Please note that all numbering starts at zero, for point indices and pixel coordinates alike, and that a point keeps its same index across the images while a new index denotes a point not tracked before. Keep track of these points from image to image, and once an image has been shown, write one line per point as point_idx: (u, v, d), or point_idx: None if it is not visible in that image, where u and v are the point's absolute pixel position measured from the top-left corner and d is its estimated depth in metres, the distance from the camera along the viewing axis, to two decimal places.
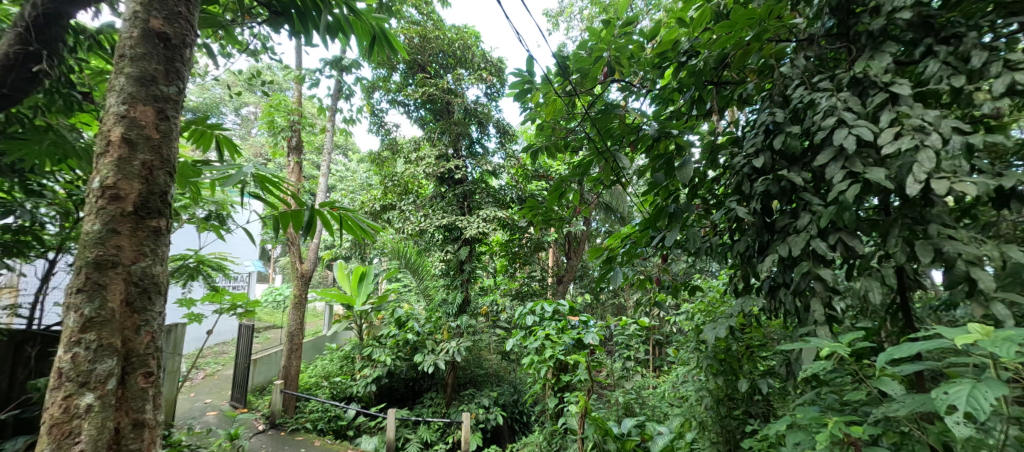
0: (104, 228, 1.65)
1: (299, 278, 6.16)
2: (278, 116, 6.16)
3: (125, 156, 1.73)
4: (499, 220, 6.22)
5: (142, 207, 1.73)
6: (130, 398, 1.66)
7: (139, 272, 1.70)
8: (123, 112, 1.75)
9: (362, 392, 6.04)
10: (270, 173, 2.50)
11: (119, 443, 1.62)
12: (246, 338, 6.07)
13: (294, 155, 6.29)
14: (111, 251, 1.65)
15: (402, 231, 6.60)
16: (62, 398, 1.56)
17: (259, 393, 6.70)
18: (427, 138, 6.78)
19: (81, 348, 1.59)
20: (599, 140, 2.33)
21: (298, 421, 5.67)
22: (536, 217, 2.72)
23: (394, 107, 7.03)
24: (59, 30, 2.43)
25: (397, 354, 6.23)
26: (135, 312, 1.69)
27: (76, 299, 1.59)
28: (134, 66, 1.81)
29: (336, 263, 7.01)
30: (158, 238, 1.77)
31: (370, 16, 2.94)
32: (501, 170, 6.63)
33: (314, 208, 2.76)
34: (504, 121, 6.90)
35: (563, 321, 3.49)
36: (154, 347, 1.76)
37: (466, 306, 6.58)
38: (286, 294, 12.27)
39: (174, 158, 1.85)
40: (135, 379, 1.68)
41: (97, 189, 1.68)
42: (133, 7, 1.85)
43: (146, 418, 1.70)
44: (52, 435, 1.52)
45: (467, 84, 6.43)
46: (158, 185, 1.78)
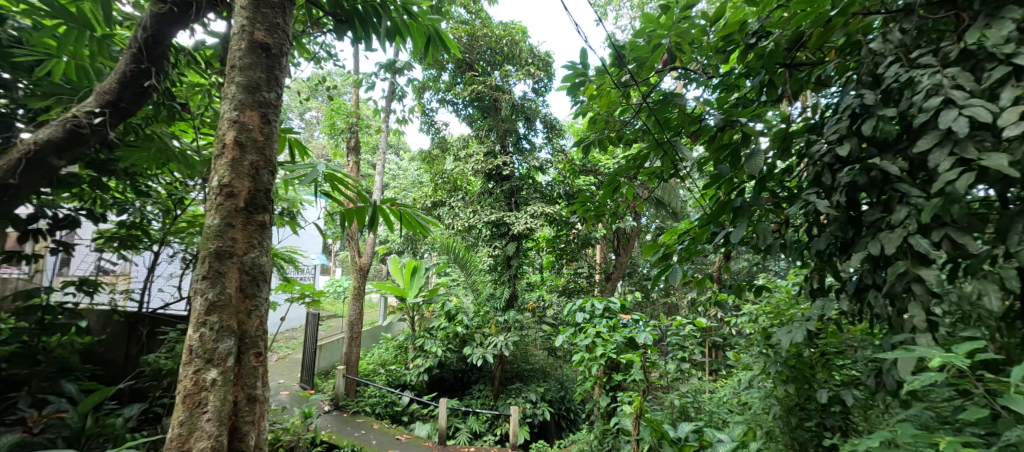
0: (222, 222, 1.79)
1: (358, 271, 6.39)
2: (338, 119, 6.44)
3: (237, 157, 1.85)
4: (547, 215, 6.17)
5: (252, 203, 1.86)
6: (245, 375, 1.79)
7: (250, 261, 1.84)
8: (235, 117, 1.88)
9: (415, 381, 6.22)
10: (341, 174, 2.62)
11: (238, 416, 1.76)
12: (312, 325, 6.36)
13: (352, 155, 6.52)
14: (227, 242, 1.79)
15: (452, 228, 6.71)
16: (193, 373, 1.69)
17: (325, 377, 7.09)
18: (475, 136, 6.83)
19: (206, 328, 1.72)
20: (656, 131, 2.22)
21: (358, 405, 5.91)
22: (587, 213, 2.65)
23: (443, 106, 7.13)
24: (163, 49, 2.64)
25: (447, 346, 6.34)
26: (247, 297, 1.82)
27: (201, 285, 1.73)
28: (243, 75, 1.94)
29: (389, 257, 7.22)
30: (264, 232, 1.90)
31: (425, 17, 3.02)
32: (548, 166, 6.56)
33: (377, 205, 2.83)
34: (550, 116, 6.77)
35: (613, 319, 3.40)
36: (261, 331, 1.89)
37: (513, 301, 6.54)
38: (345, 286, 12.93)
39: (276, 158, 1.97)
40: (248, 358, 1.82)
41: (216, 187, 1.81)
42: (240, 20, 1.98)
43: (257, 394, 1.83)
44: (185, 404, 1.66)
45: (514, 80, 6.44)
46: (263, 184, 1.91)
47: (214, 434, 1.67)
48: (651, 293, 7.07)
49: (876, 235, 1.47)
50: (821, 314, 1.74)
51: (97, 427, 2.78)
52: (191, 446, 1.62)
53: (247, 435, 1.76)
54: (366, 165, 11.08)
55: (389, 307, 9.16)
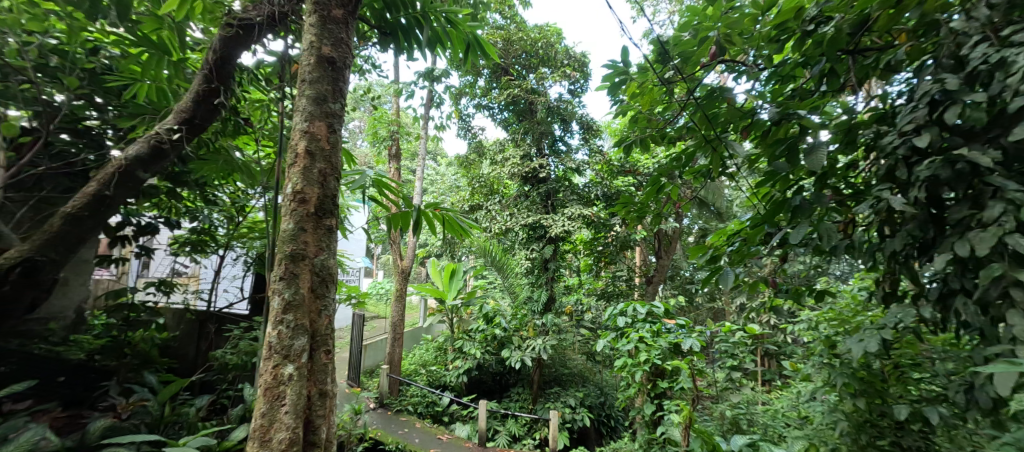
0: (296, 227, 2.06)
1: (400, 273, 6.51)
2: (381, 128, 6.63)
3: (307, 165, 2.13)
4: (585, 218, 6.06)
5: (320, 208, 2.13)
6: (317, 371, 2.06)
7: (319, 264, 2.11)
8: (306, 128, 2.17)
9: (454, 382, 6.28)
10: (388, 179, 2.77)
11: (311, 410, 2.02)
12: (356, 326, 6.53)
13: (394, 162, 6.67)
14: (301, 246, 2.06)
15: (490, 232, 6.74)
16: (272, 368, 1.95)
17: (370, 376, 7.30)
18: (511, 139, 6.84)
19: (284, 326, 1.99)
20: (703, 127, 2.14)
21: (402, 404, 6.02)
22: (630, 214, 2.59)
23: (480, 111, 7.18)
24: (230, 68, 3.02)
25: (485, 348, 6.37)
26: (318, 298, 2.09)
27: (279, 285, 2.01)
28: (312, 89, 2.23)
29: (428, 260, 7.33)
30: (331, 235, 2.17)
31: (465, 25, 3.08)
32: (585, 167, 6.45)
33: (420, 209, 2.88)
34: (587, 117, 6.63)
35: (657, 324, 3.31)
36: (329, 330, 2.16)
37: (551, 304, 6.48)
38: (388, 288, 13.28)
39: (340, 166, 2.24)
40: (319, 355, 2.09)
41: (290, 194, 2.09)
42: (309, 41, 2.29)
43: (327, 389, 2.09)
44: (267, 396, 1.93)
45: (549, 82, 6.42)
46: (329, 190, 2.19)
47: (292, 424, 1.91)
48: (696, 297, 6.82)
49: (965, 234, 1.35)
50: (898, 322, 1.60)
51: (171, 416, 3.02)
52: (271, 435, 1.87)
53: (319, 427, 2.02)
54: (406, 171, 11.33)
55: (429, 310, 9.31)
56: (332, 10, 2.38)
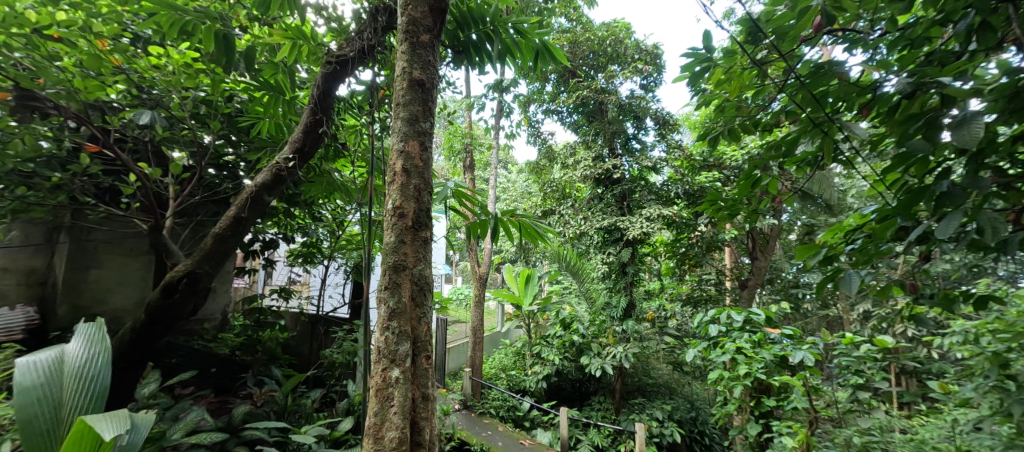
0: (397, 239, 2.17)
1: (478, 279, 6.62)
2: (455, 141, 6.83)
3: (404, 182, 2.24)
4: (665, 218, 5.73)
5: (417, 221, 2.22)
6: (420, 375, 2.12)
7: (419, 273, 2.19)
8: (401, 147, 2.27)
9: (534, 388, 6.27)
10: (466, 189, 2.83)
11: (415, 412, 2.08)
12: (439, 331, 6.72)
13: (468, 173, 6.81)
14: (401, 256, 2.16)
15: (565, 236, 6.64)
16: (380, 371, 2.05)
17: (453, 379, 7.51)
18: (582, 142, 6.71)
19: (390, 332, 2.09)
20: (810, 111, 1.89)
21: (484, 406, 6.09)
22: (719, 212, 2.43)
23: (549, 117, 7.14)
24: (329, 101, 3.50)
25: (564, 354, 6.28)
26: (417, 306, 2.17)
27: (384, 294, 2.13)
28: (406, 110, 2.33)
29: (506, 265, 7.29)
30: (427, 246, 2.25)
31: (534, 33, 3.08)
32: (662, 165, 6.11)
33: (497, 217, 2.89)
34: (662, 111, 6.27)
35: (759, 334, 3.07)
36: (429, 336, 2.22)
37: (631, 311, 6.22)
38: (467, 294, 13.66)
39: (433, 181, 2.33)
40: (420, 360, 2.15)
41: (392, 209, 2.21)
42: (401, 65, 2.39)
43: (429, 393, 2.14)
44: (378, 397, 2.02)
45: (620, 80, 6.20)
46: (424, 204, 2.27)
47: (400, 425, 1.99)
48: (799, 302, 6.15)
49: None
50: None
51: (293, 405, 3.91)
52: (383, 434, 1.97)
53: (423, 430, 2.07)
54: (480, 181, 11.61)
55: (506, 316, 9.39)
56: (420, 36, 2.45)
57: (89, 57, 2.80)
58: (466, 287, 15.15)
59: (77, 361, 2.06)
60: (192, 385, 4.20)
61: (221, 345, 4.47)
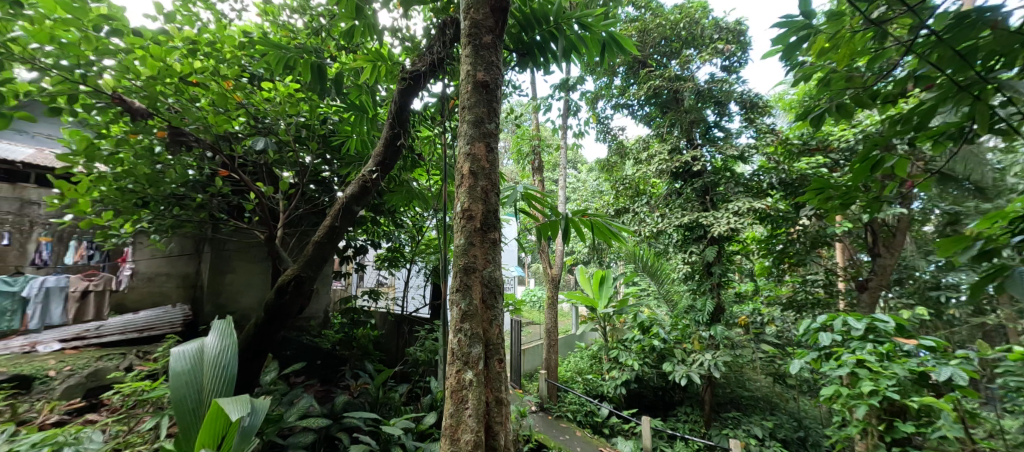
0: (466, 241, 2.17)
1: (550, 281, 6.52)
2: (523, 144, 6.78)
3: (472, 184, 2.23)
4: (757, 212, 5.26)
5: (485, 223, 2.20)
6: (492, 379, 2.09)
7: (489, 275, 2.16)
8: (468, 150, 2.27)
9: (613, 393, 6.01)
10: (536, 191, 2.77)
11: (489, 416, 2.05)
12: (514, 332, 6.73)
13: (537, 175, 6.72)
14: (471, 258, 2.15)
15: (640, 235, 6.35)
16: (454, 372, 2.06)
17: (529, 381, 7.48)
18: (656, 135, 6.38)
19: (462, 334, 2.09)
20: (954, 75, 1.69)
21: (561, 409, 5.99)
22: (829, 203, 2.18)
23: (618, 111, 6.87)
24: (406, 114, 3.67)
25: (644, 360, 6.00)
26: (488, 308, 2.14)
27: (456, 296, 2.13)
28: (471, 113, 2.32)
29: (576, 266, 7.07)
30: (496, 247, 2.21)
31: (601, 25, 2.96)
32: (750, 153, 5.63)
33: (568, 217, 2.78)
34: (748, 94, 5.78)
35: (889, 344, 2.91)
36: (501, 339, 2.18)
37: (719, 315, 5.79)
38: (540, 296, 13.61)
39: (500, 182, 2.28)
40: (493, 364, 2.11)
41: (460, 212, 2.21)
42: (465, 69, 2.39)
43: (503, 398, 2.09)
44: (452, 399, 2.03)
45: (697, 64, 5.81)
46: (492, 205, 2.24)
47: (474, 428, 1.98)
48: None
49: None
50: None
51: (383, 398, 4.13)
52: (459, 436, 1.97)
53: (497, 435, 2.03)
54: (550, 181, 11.52)
55: (581, 318, 9.20)
56: (483, 37, 2.43)
57: (218, 94, 3.50)
58: (539, 289, 15.05)
59: (213, 350, 2.76)
60: (302, 374, 4.61)
61: (325, 340, 4.94)
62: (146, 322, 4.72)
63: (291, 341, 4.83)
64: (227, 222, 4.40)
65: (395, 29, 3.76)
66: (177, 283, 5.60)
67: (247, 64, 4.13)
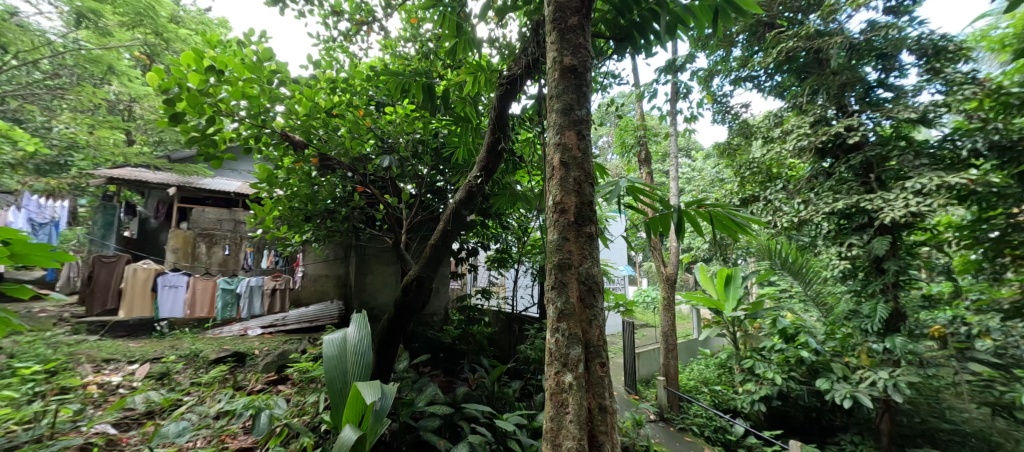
0: (559, 236, 2.01)
1: (665, 281, 6.06)
2: (627, 136, 6.41)
3: (563, 176, 2.06)
4: (959, 190, 4.17)
5: (580, 216, 2.02)
6: (594, 383, 1.90)
7: (585, 272, 1.98)
8: (558, 140, 2.11)
9: (748, 409, 5.46)
10: (642, 184, 2.45)
11: (593, 424, 1.87)
12: (627, 333, 6.38)
13: (644, 168, 6.28)
14: (566, 255, 2.00)
15: (774, 227, 5.53)
16: (553, 374, 1.93)
17: (647, 386, 7.11)
18: (792, 108, 5.58)
19: (560, 334, 1.95)
20: None
21: (684, 421, 5.57)
22: None
23: (739, 86, 6.19)
24: (506, 119, 3.62)
25: (789, 374, 5.31)
26: (587, 307, 1.96)
27: (551, 294, 2.00)
28: (559, 101, 2.16)
29: (697, 264, 6.17)
30: (593, 242, 2.02)
31: None
32: (939, 111, 4.54)
33: (681, 209, 2.43)
34: (928, 37, 4.71)
35: None
36: (604, 341, 1.98)
37: (897, 323, 4.78)
38: (654, 295, 12.93)
39: (594, 171, 2.09)
40: (594, 367, 1.93)
41: (552, 206, 2.06)
42: (551, 55, 2.24)
43: (608, 405, 1.90)
44: (553, 402, 1.91)
45: (848, 12, 4.98)
46: (587, 197, 2.05)
47: (577, 435, 1.83)
48: None
49: None
50: None
51: (499, 392, 4.18)
52: (561, 441, 1.84)
53: (603, 445, 1.85)
54: (661, 172, 10.87)
55: (704, 319, 8.49)
56: (568, 20, 2.27)
57: (354, 123, 3.96)
58: (653, 289, 14.23)
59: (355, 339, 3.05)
60: (429, 365, 4.95)
61: (446, 334, 5.19)
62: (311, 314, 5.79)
63: (417, 334, 5.18)
64: (366, 230, 4.93)
65: (492, 39, 3.77)
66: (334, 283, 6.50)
67: (372, 94, 4.71)
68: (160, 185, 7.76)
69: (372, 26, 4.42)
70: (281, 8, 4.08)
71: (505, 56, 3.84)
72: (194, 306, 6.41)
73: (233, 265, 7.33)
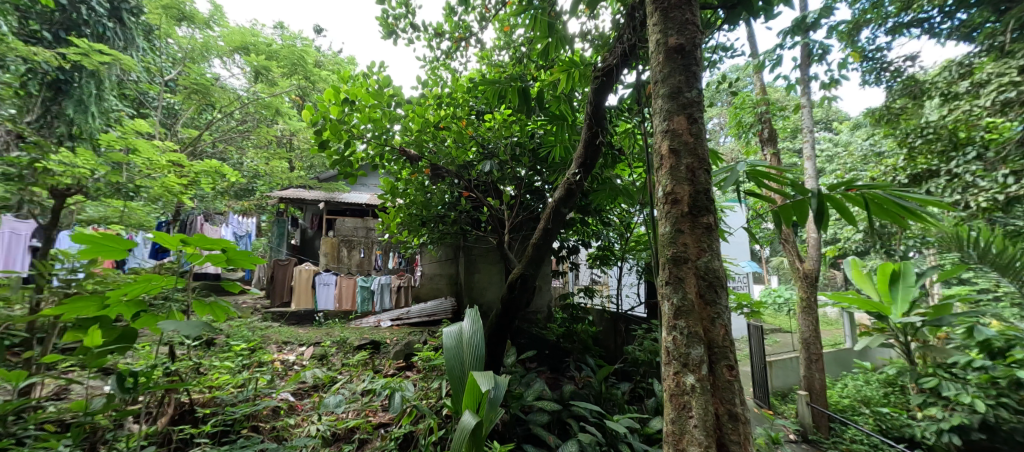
0: (672, 229, 1.77)
1: (803, 279, 5.28)
2: (746, 114, 5.77)
3: (673, 165, 1.82)
4: None
5: (695, 206, 1.76)
6: (721, 387, 1.63)
7: (704, 266, 1.72)
8: (666, 127, 1.87)
9: (930, 441, 4.46)
10: (767, 167, 2.04)
11: (722, 433, 1.61)
12: (755, 338, 5.72)
13: (769, 147, 5.56)
14: (680, 248, 1.75)
15: (965, 208, 4.63)
16: (673, 374, 1.71)
17: (783, 400, 6.34)
18: (987, 50, 4.71)
19: (677, 332, 1.71)
20: None
21: (836, 446, 4.87)
22: None
23: (898, 36, 5.18)
24: (602, 112, 3.38)
25: (998, 400, 4.13)
26: (708, 304, 1.70)
27: (666, 290, 1.77)
28: (665, 85, 1.90)
29: (845, 258, 5.15)
30: (712, 234, 1.74)
31: None
32: None
33: (820, 193, 1.97)
34: None
35: None
36: (730, 341, 1.70)
37: None
38: (787, 296, 11.55)
39: (710, 157, 1.81)
40: (721, 370, 1.65)
41: (662, 197, 1.83)
42: (654, 34, 1.98)
43: (739, 412, 1.62)
44: (672, 405, 1.68)
45: None
46: (702, 184, 1.78)
47: (703, 442, 1.59)
48: None
49: None
50: None
51: (606, 393, 3.96)
52: (684, 448, 1.62)
53: None
54: (791, 154, 9.68)
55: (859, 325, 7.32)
56: None
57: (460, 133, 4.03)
58: (788, 290, 12.68)
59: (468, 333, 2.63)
60: (535, 361, 4.93)
61: (550, 331, 5.07)
62: (430, 309, 6.42)
63: (524, 331, 5.22)
64: (472, 232, 5.03)
65: (584, 33, 3.56)
66: (447, 281, 6.60)
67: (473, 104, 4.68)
68: (313, 201, 9.06)
69: (470, 40, 4.46)
70: (395, 39, 4.29)
71: (599, 47, 3.59)
72: (341, 300, 7.51)
73: (367, 266, 8.36)
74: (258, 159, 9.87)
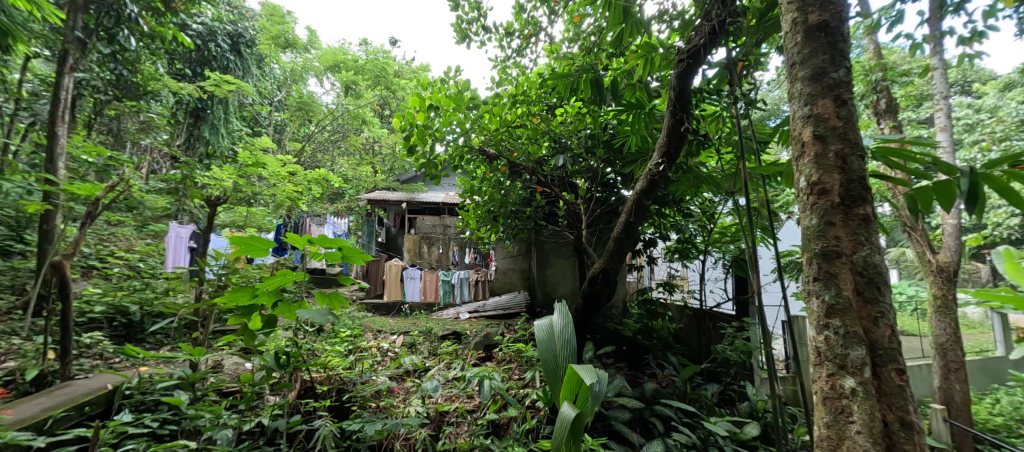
0: (821, 221, 1.61)
1: (937, 273, 4.57)
2: (856, 84, 5.09)
3: (819, 152, 1.65)
4: None
5: (847, 196, 1.58)
6: (889, 392, 1.47)
7: (862, 261, 1.54)
8: (808, 112, 1.69)
9: None
10: (899, 139, 1.75)
11: (892, 440, 1.45)
12: None
13: (889, 119, 4.87)
14: (832, 241, 1.59)
15: None
16: (826, 376, 1.57)
17: None
18: None
19: (830, 332, 1.57)
20: None
21: None
22: None
23: None
24: (688, 96, 3.17)
25: None
26: (868, 302, 1.53)
27: (815, 286, 1.62)
28: (806, 67, 1.73)
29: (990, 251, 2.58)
30: (871, 226, 1.55)
31: None
32: None
33: (974, 170, 1.66)
34: None
35: None
36: (897, 343, 1.52)
37: None
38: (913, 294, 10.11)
39: (864, 141, 1.61)
40: (888, 374, 1.48)
41: (805, 187, 1.67)
42: (791, 13, 1.80)
43: (913, 420, 1.44)
44: (827, 407, 1.54)
45: None
46: (855, 172, 1.59)
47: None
48: None
49: None
50: None
51: (694, 394, 3.77)
52: None
53: None
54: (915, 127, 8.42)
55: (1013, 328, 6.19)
56: None
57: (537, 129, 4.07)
58: (914, 286, 11.14)
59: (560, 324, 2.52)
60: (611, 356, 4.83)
61: (627, 328, 4.94)
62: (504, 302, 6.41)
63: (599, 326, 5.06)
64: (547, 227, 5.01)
65: (661, 13, 3.37)
66: (520, 275, 6.69)
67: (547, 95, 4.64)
68: (397, 201, 9.66)
69: (540, 35, 4.42)
70: (468, 43, 4.39)
71: (677, 27, 3.38)
72: (426, 292, 7.90)
73: (446, 260, 8.71)
74: (346, 166, 10.94)
